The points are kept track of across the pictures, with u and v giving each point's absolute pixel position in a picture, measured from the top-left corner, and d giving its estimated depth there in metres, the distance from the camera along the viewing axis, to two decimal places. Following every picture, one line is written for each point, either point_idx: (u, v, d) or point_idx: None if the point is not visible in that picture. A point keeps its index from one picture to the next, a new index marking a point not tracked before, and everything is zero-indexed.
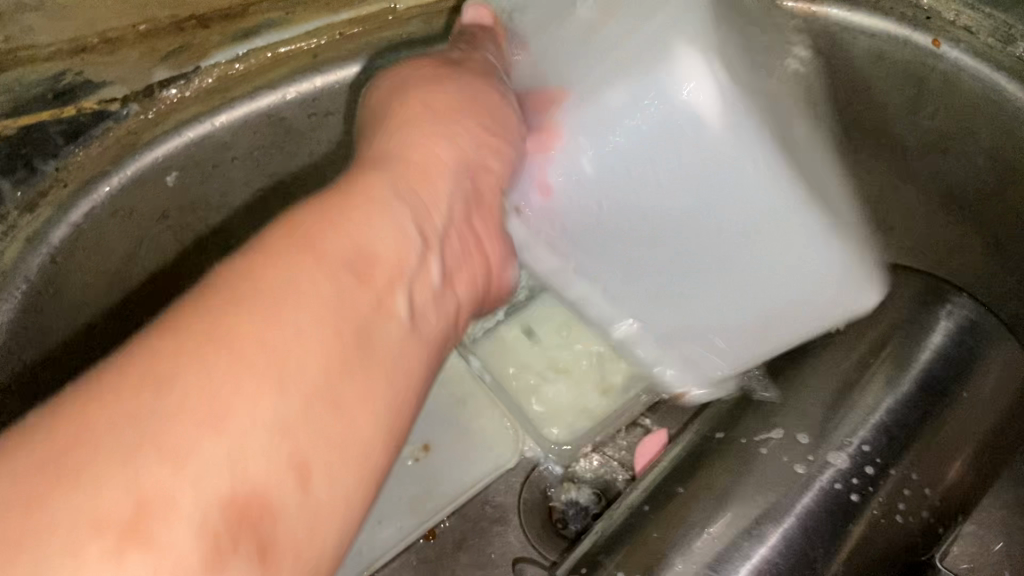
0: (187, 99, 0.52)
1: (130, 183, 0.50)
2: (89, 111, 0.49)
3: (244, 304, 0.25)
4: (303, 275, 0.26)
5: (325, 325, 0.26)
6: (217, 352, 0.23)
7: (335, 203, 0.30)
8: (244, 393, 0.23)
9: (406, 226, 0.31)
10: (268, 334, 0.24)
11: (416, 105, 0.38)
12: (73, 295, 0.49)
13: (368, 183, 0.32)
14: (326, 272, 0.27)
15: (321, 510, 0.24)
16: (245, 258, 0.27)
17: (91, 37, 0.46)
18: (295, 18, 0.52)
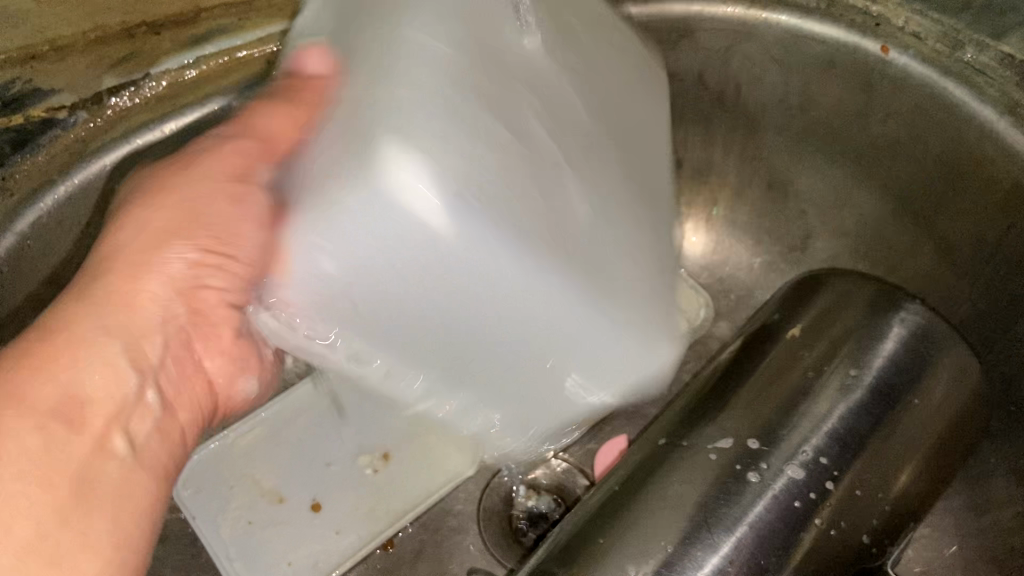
0: (137, 106, 0.51)
1: (79, 192, 0.50)
2: (37, 119, 0.48)
3: (50, 355, 0.36)
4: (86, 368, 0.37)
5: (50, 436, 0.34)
6: (25, 390, 0.34)
7: (57, 335, 0.37)
8: (24, 425, 0.33)
9: (122, 358, 0.38)
10: (18, 439, 0.33)
11: (174, 205, 0.42)
12: (16, 304, 0.49)
13: (111, 300, 0.39)
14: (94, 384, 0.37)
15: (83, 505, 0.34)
16: (53, 336, 0.37)
17: (41, 45, 0.46)
18: (249, 25, 0.53)
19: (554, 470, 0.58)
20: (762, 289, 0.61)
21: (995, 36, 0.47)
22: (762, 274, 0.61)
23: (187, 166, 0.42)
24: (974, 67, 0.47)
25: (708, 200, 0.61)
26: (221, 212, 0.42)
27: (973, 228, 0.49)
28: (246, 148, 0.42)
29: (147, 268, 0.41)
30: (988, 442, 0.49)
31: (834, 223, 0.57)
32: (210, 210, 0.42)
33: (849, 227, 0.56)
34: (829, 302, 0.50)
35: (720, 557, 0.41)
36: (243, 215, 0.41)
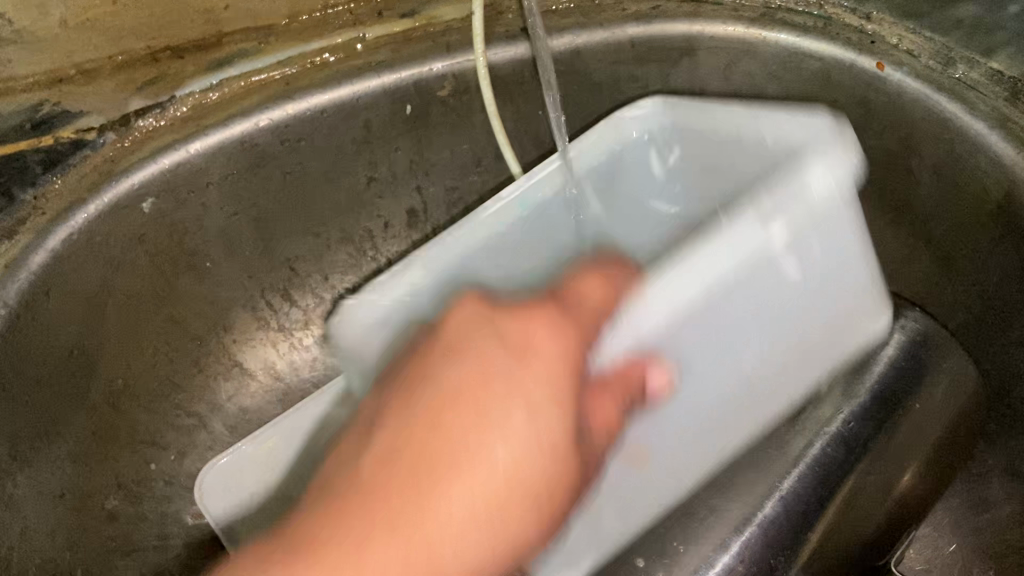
0: (162, 127, 0.53)
1: (106, 212, 0.51)
2: (67, 140, 0.51)
3: (444, 460, 0.33)
4: (483, 452, 0.33)
5: (479, 532, 0.32)
6: (423, 509, 0.32)
7: (428, 454, 0.33)
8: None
9: (473, 498, 0.32)
10: (453, 489, 0.32)
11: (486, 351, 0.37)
12: (48, 321, 0.50)
13: (423, 416, 0.34)
14: (485, 495, 0.32)
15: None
16: (400, 418, 0.35)
17: (68, 69, 0.50)
18: (269, 48, 0.55)
19: None
20: None
21: (985, 53, 0.49)
22: None
23: (442, 431, 0.33)
24: (964, 83, 0.50)
25: None
26: (457, 448, 0.33)
27: (965, 238, 0.51)
28: (537, 389, 0.35)
29: (469, 444, 0.33)
30: (986, 442, 0.51)
31: None
32: (496, 402, 0.34)
33: None
34: None
35: (734, 555, 0.41)
36: (525, 394, 0.35)
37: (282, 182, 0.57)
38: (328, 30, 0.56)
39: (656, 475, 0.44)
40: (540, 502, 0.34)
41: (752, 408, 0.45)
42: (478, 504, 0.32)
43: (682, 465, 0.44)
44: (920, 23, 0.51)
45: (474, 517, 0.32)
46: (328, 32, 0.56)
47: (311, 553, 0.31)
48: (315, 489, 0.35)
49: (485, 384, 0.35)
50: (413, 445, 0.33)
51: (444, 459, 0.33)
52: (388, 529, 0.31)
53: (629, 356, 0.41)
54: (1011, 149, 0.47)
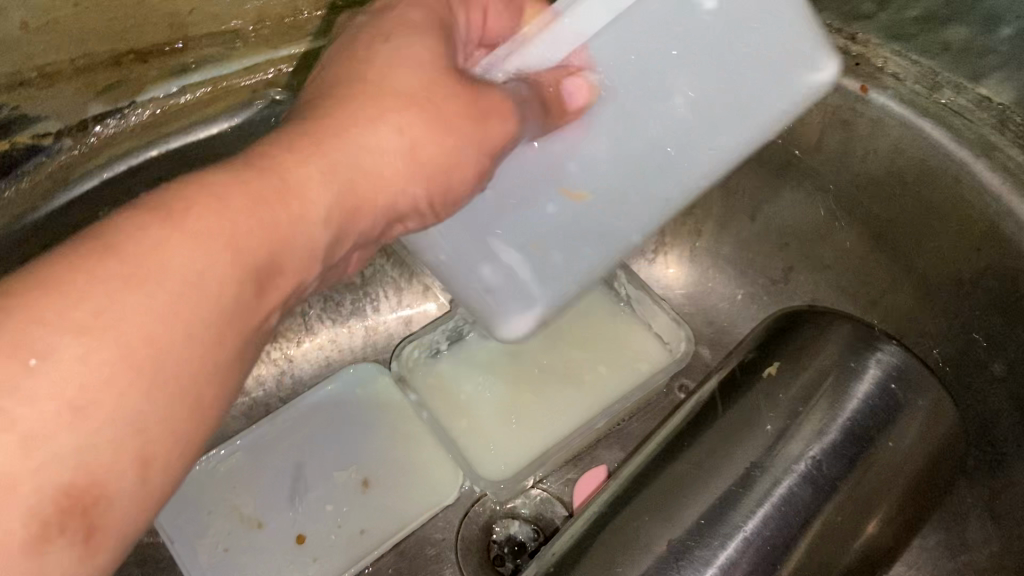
0: (124, 132, 0.52)
1: (52, 218, 0.50)
2: (22, 145, 0.49)
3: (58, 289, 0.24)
4: (88, 308, 0.24)
5: (102, 379, 0.24)
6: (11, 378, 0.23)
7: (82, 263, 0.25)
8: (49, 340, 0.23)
9: (100, 358, 0.24)
10: (75, 318, 0.24)
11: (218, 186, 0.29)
12: None
13: (111, 255, 0.25)
14: (134, 346, 0.24)
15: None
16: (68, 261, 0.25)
17: (28, 70, 0.47)
18: (236, 54, 0.53)
19: (532, 499, 0.59)
20: (745, 321, 0.61)
21: (973, 79, 0.47)
22: (744, 306, 0.61)
23: (104, 258, 0.25)
24: (952, 109, 0.48)
25: (693, 230, 0.61)
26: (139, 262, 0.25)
27: (947, 269, 0.49)
28: (211, 246, 0.27)
29: (356, 128, 0.33)
30: (966, 480, 0.49)
31: (814, 257, 0.57)
32: (371, 90, 0.35)
33: (829, 261, 0.56)
34: (806, 340, 0.50)
35: None
36: (205, 234, 0.27)
37: None
38: (298, 38, 0.54)
39: (518, 232, 0.41)
40: (428, 172, 0.36)
41: (689, 160, 0.39)
42: (308, 252, 0.31)
43: (576, 241, 0.42)
44: (906, 46, 0.49)
45: (385, 157, 0.34)
46: (298, 40, 0.54)
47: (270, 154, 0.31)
48: (246, 148, 0.32)
49: (418, 100, 0.35)
50: (279, 201, 0.30)
51: (287, 237, 0.30)
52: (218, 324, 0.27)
53: (590, 51, 0.37)
54: (1002, 181, 0.46)
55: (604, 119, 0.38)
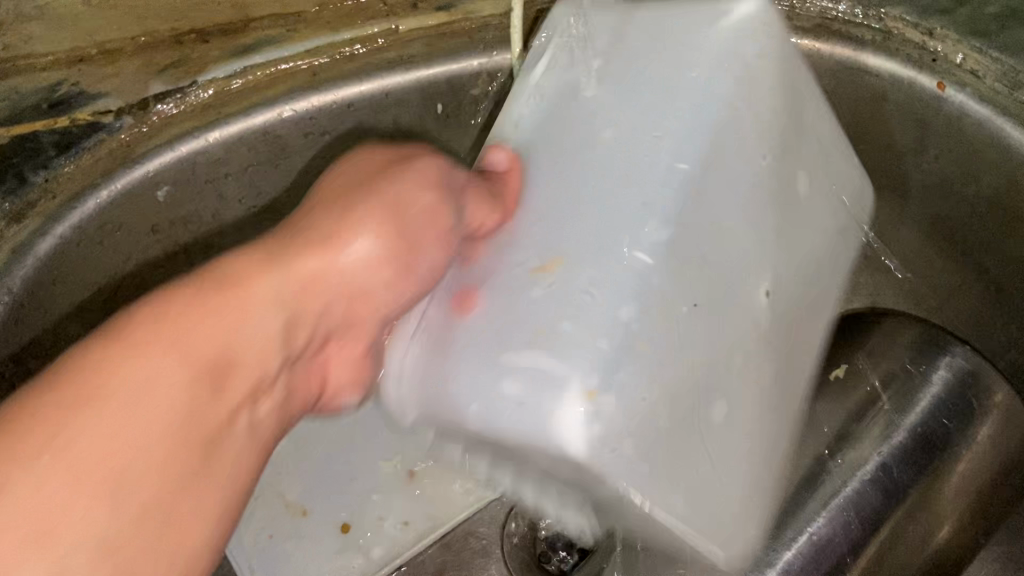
0: (182, 112, 0.51)
1: (119, 198, 0.49)
2: (83, 122, 0.49)
3: (50, 447, 0.28)
4: (80, 446, 0.28)
5: (106, 529, 0.28)
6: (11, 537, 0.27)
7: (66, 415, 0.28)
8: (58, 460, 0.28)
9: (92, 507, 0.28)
10: (53, 483, 0.27)
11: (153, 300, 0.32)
12: (52, 309, 0.48)
13: (70, 405, 0.28)
14: (118, 495, 0.28)
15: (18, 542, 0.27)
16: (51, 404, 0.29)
17: (91, 48, 0.47)
18: (298, 36, 0.51)
19: None
20: None
21: None
22: None
23: (83, 405, 0.29)
24: None
25: None
26: (115, 400, 0.29)
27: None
28: (170, 368, 0.30)
29: (337, 237, 0.36)
30: None
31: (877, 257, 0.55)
32: (355, 198, 0.37)
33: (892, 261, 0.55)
34: (870, 343, 0.48)
35: None
36: (171, 352, 0.31)
37: (303, 174, 0.55)
38: (359, 20, 0.52)
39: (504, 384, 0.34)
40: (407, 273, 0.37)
41: (721, 259, 0.36)
42: (264, 345, 0.34)
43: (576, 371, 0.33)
44: (986, 42, 0.47)
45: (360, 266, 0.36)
46: (360, 23, 0.52)
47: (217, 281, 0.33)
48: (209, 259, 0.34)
49: (371, 191, 0.37)
50: (224, 298, 0.33)
51: (234, 336, 0.33)
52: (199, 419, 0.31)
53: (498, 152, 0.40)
54: None
55: (539, 227, 0.37)
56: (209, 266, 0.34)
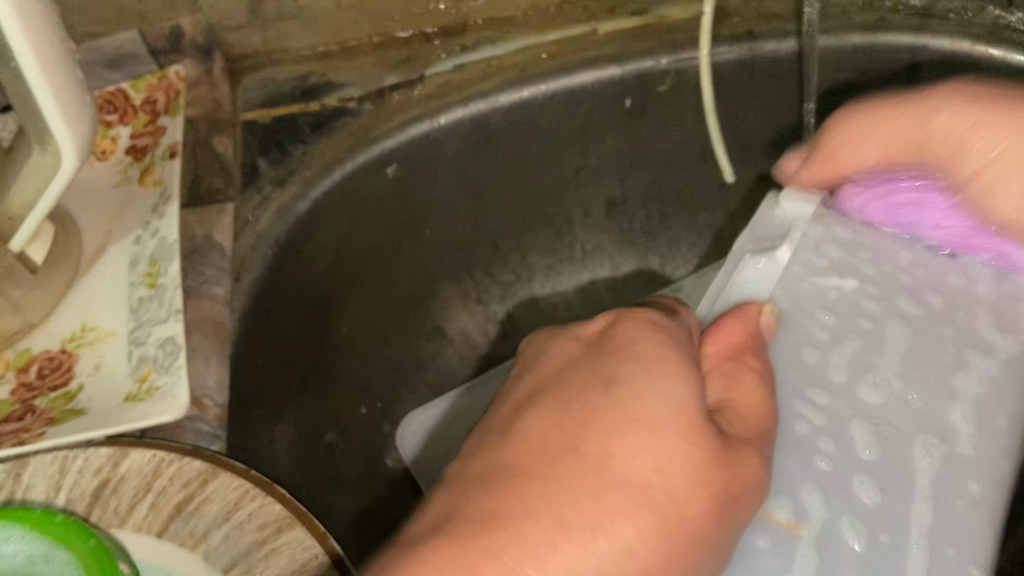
0: (414, 98, 0.59)
1: (359, 171, 0.57)
2: (331, 106, 0.59)
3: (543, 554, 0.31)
4: (603, 544, 0.32)
5: (656, 521, 0.33)
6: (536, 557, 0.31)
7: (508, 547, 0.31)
8: (649, 442, 0.34)
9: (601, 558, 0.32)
10: (555, 552, 0.31)
11: (568, 525, 0.32)
12: (302, 262, 0.56)
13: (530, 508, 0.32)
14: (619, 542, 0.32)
15: (636, 501, 0.33)
16: (501, 517, 0.32)
17: (333, 45, 0.60)
18: (508, 38, 0.60)
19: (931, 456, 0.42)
20: None
21: None
22: None
23: (548, 536, 0.31)
24: None
25: None
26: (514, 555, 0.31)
27: None
28: (573, 513, 0.32)
29: (616, 448, 0.34)
30: None
31: None
32: (618, 434, 0.34)
33: None
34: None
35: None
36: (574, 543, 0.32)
37: (506, 162, 0.62)
38: (563, 24, 0.60)
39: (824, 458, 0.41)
40: (665, 517, 0.33)
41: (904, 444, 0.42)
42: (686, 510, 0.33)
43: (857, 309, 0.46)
44: None
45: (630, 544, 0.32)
46: (563, 26, 0.60)
47: (602, 468, 0.33)
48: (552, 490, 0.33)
49: (690, 446, 0.34)
50: (693, 461, 0.34)
51: (656, 506, 0.33)
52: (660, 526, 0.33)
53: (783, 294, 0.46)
54: None
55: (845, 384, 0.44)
56: (516, 479, 0.33)
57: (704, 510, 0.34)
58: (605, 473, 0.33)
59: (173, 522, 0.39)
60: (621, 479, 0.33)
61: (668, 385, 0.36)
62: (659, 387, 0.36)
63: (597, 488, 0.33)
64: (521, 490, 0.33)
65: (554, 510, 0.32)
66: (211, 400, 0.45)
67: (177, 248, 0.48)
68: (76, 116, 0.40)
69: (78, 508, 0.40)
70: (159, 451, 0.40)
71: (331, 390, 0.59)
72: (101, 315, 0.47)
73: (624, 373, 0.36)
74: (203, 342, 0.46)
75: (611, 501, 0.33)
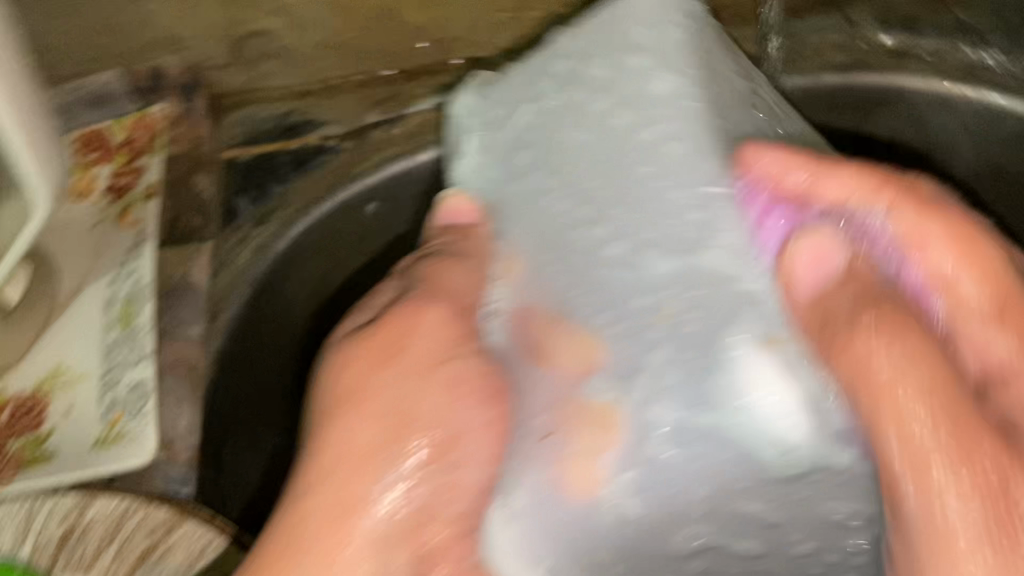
0: (395, 136, 0.59)
1: (339, 209, 0.57)
2: (312, 144, 0.59)
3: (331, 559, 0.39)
4: (348, 429, 0.41)
5: (382, 413, 0.41)
6: (348, 491, 0.39)
7: (323, 472, 0.40)
8: (389, 385, 0.41)
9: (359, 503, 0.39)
10: (350, 493, 0.39)
11: (352, 419, 0.41)
12: (281, 299, 0.56)
13: (354, 424, 0.41)
14: (366, 430, 0.40)
15: (429, 426, 0.41)
16: (315, 480, 0.40)
17: (314, 82, 0.60)
18: (488, 76, 0.61)
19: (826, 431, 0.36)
20: None
21: None
22: None
23: (366, 478, 0.40)
24: None
25: None
26: (340, 508, 0.39)
27: None
28: (346, 493, 0.39)
29: (339, 430, 0.41)
30: None
31: None
32: (398, 361, 0.42)
33: None
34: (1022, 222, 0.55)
35: None
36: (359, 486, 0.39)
37: None
38: None
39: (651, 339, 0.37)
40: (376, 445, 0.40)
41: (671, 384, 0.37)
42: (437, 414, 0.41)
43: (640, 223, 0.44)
44: None
45: (367, 447, 0.40)
46: None
47: (353, 390, 0.42)
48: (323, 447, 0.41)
49: (438, 364, 0.42)
50: (468, 373, 0.42)
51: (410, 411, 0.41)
52: (396, 419, 0.41)
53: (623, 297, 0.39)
54: None
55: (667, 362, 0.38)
56: (339, 383, 0.42)
57: (477, 395, 0.41)
58: (346, 393, 0.42)
59: (137, 570, 0.39)
60: (399, 413, 0.41)
61: (412, 324, 0.42)
62: (415, 322, 0.42)
63: (360, 461, 0.40)
64: (305, 485, 0.40)
65: (333, 475, 0.39)
66: (180, 444, 0.44)
67: (151, 289, 0.49)
68: (48, 163, 0.41)
69: (43, 557, 0.40)
70: (122, 501, 0.40)
71: (308, 426, 0.59)
72: (74, 358, 0.47)
73: (405, 322, 0.42)
74: (175, 385, 0.46)
75: (459, 457, 0.40)
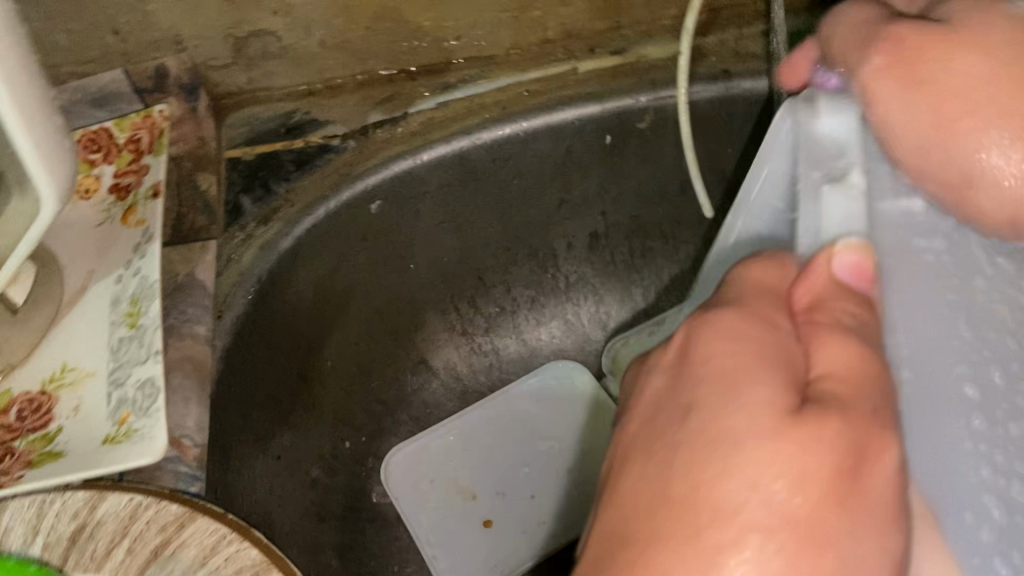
0: (396, 136, 0.60)
1: (343, 208, 0.57)
2: (315, 144, 0.59)
3: (683, 542, 0.26)
4: (760, 455, 0.26)
5: (757, 419, 0.27)
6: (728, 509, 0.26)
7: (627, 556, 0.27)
8: (749, 432, 0.27)
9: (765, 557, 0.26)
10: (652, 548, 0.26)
11: (675, 459, 0.28)
12: (286, 296, 0.56)
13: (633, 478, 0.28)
14: (770, 471, 0.26)
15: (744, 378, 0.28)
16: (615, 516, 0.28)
17: (317, 83, 0.60)
18: (489, 75, 0.61)
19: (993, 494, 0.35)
20: None
21: None
22: None
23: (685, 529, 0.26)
24: None
25: None
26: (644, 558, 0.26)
27: None
28: (687, 520, 0.26)
29: (718, 476, 0.26)
30: None
31: None
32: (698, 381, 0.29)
33: None
34: None
35: None
36: (748, 462, 0.26)
37: (491, 194, 0.63)
38: (543, 63, 0.62)
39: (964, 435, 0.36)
40: (717, 447, 0.27)
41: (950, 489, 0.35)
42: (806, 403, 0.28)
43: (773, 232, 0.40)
44: None
45: (755, 488, 0.26)
46: (543, 64, 0.62)
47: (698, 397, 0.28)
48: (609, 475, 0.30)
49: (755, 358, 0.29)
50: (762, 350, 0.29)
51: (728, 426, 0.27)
52: (827, 485, 0.26)
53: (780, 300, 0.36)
54: None
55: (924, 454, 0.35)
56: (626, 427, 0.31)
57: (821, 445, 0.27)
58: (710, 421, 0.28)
59: (149, 567, 0.39)
60: (705, 453, 0.27)
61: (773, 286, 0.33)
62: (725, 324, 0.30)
63: (681, 501, 0.27)
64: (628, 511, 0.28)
65: (672, 527, 0.26)
66: (190, 441, 0.45)
67: (158, 288, 0.48)
68: (57, 161, 0.41)
69: (56, 553, 0.40)
70: (135, 496, 0.40)
71: (317, 420, 0.59)
72: (82, 356, 0.48)
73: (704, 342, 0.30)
74: (184, 383, 0.46)
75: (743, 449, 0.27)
